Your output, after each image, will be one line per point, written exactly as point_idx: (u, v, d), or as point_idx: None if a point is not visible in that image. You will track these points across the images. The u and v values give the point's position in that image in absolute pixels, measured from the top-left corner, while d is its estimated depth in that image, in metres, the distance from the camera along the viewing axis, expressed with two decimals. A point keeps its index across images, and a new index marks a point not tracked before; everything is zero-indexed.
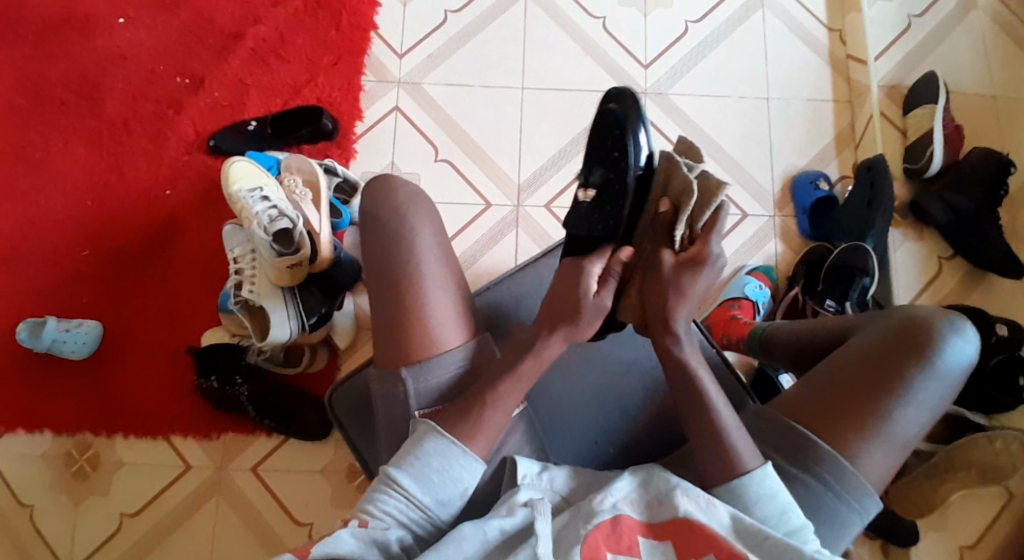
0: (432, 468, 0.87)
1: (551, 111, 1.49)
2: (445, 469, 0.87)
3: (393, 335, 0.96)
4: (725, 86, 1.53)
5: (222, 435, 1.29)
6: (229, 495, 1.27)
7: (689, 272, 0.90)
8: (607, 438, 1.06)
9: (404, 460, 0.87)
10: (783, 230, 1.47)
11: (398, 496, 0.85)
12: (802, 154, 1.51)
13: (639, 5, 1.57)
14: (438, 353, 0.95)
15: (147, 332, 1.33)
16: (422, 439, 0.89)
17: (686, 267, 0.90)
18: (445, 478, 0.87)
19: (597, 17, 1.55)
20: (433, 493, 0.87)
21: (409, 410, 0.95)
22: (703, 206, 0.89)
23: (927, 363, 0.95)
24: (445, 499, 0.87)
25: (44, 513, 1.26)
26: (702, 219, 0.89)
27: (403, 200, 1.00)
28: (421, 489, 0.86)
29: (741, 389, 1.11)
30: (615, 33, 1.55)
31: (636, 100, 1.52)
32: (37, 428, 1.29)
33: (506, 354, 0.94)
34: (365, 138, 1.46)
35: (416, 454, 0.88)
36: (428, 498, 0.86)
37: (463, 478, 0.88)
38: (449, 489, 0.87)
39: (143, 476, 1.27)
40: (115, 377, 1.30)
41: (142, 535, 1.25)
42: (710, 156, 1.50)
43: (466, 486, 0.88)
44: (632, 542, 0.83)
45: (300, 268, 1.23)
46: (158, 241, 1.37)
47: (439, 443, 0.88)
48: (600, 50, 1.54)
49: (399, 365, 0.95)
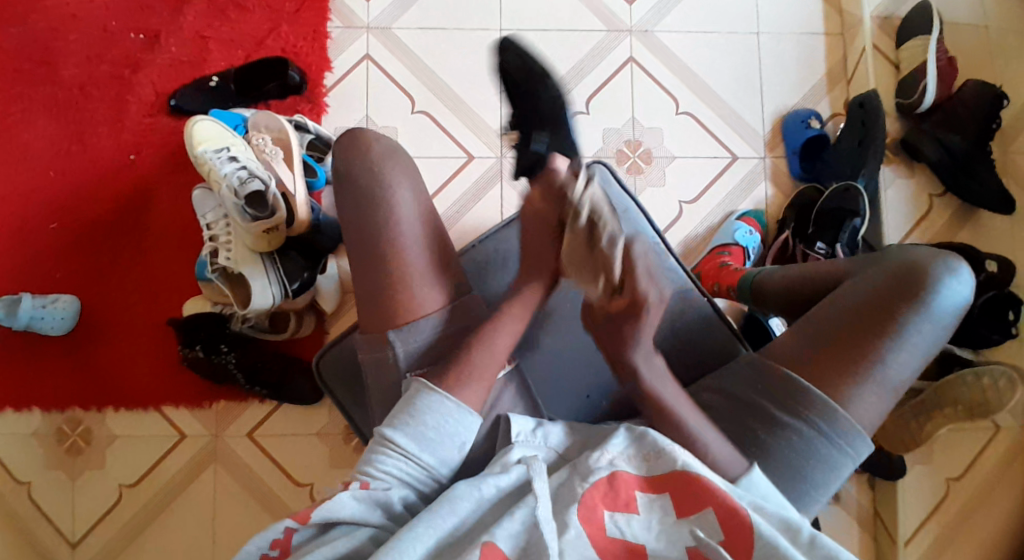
0: (427, 424, 0.86)
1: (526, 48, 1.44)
2: (437, 430, 0.86)
3: (379, 301, 0.94)
4: (709, 22, 1.48)
5: (215, 404, 1.28)
6: (225, 461, 1.27)
7: (629, 322, 0.87)
8: (596, 398, 1.06)
9: (402, 420, 0.86)
10: (774, 171, 1.44)
11: (396, 455, 0.84)
12: (793, 92, 1.47)
13: None
14: (427, 312, 0.94)
15: (129, 305, 1.30)
16: (416, 394, 0.88)
17: (627, 314, 0.87)
18: (441, 435, 0.86)
19: None
20: (429, 448, 0.86)
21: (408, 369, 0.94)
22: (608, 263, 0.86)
23: (921, 305, 0.94)
24: (443, 453, 0.86)
25: (41, 489, 1.26)
26: (614, 273, 0.86)
27: (377, 161, 0.96)
28: (419, 447, 0.85)
29: (732, 335, 1.10)
30: None
31: (621, 39, 1.46)
32: (25, 406, 1.27)
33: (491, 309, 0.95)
34: (339, 93, 1.41)
35: (409, 412, 0.87)
36: (426, 454, 0.85)
37: (458, 432, 0.87)
38: (449, 447, 0.87)
39: (137, 448, 1.27)
40: (97, 351, 1.29)
41: (140, 507, 1.26)
42: (699, 98, 1.46)
43: (463, 440, 0.87)
44: (629, 498, 0.82)
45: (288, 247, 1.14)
46: (130, 210, 1.33)
47: (431, 400, 0.87)
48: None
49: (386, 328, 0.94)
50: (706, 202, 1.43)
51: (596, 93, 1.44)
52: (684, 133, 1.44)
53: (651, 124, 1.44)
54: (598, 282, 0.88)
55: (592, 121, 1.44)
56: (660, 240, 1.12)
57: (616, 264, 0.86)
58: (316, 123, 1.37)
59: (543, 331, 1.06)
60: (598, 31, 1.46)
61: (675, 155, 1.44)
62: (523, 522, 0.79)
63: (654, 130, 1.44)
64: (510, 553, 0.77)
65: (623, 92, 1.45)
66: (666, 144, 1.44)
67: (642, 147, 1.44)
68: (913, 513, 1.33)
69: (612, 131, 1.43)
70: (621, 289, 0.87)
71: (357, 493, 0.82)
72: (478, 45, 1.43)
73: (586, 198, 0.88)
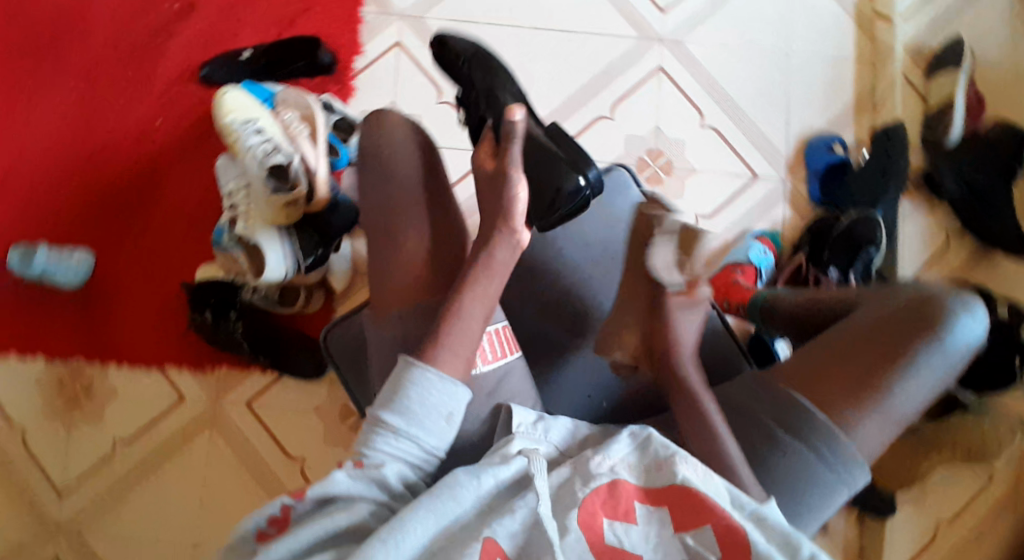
0: (411, 399, 0.85)
1: (553, 49, 1.45)
2: (425, 407, 0.85)
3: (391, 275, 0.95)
4: (742, 38, 1.48)
5: (217, 370, 1.29)
6: (222, 427, 1.27)
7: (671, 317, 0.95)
8: (599, 395, 1.03)
9: (390, 401, 0.85)
10: (793, 194, 1.45)
11: (385, 434, 0.84)
12: (821, 114, 1.47)
13: None
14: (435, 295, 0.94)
15: (143, 264, 1.31)
16: (403, 371, 0.86)
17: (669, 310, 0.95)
18: (427, 409, 0.85)
19: None
20: (417, 423, 0.84)
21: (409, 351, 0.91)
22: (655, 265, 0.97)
23: (933, 339, 0.94)
24: (432, 427, 0.85)
25: (38, 437, 1.27)
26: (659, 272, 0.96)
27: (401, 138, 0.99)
28: (406, 423, 0.84)
29: (737, 351, 1.10)
30: None
31: (652, 48, 1.46)
32: (30, 353, 1.28)
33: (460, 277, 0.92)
34: (366, 77, 1.41)
35: (394, 390, 0.86)
36: (415, 430, 0.84)
37: (445, 403, 0.86)
38: (437, 419, 0.85)
39: (137, 405, 1.28)
40: (107, 307, 1.30)
41: (134, 463, 1.26)
42: (725, 113, 1.46)
43: (452, 410, 0.86)
44: (628, 508, 0.81)
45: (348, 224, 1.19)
46: (153, 172, 1.35)
47: (414, 375, 0.86)
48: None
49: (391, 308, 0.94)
50: (722, 218, 1.43)
51: (623, 98, 1.45)
52: (707, 147, 1.45)
53: (674, 135, 1.45)
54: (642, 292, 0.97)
55: (616, 126, 1.44)
56: None
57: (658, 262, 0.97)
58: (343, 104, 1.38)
59: (548, 332, 1.04)
60: (628, 38, 1.46)
61: (696, 167, 1.44)
62: (523, 521, 0.79)
63: (676, 141, 1.44)
64: (508, 550, 0.77)
65: (649, 101, 1.45)
66: (688, 156, 1.44)
67: (663, 158, 1.44)
68: (899, 551, 1.33)
69: (635, 138, 1.44)
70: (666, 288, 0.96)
71: (351, 472, 0.81)
72: (509, 42, 1.44)
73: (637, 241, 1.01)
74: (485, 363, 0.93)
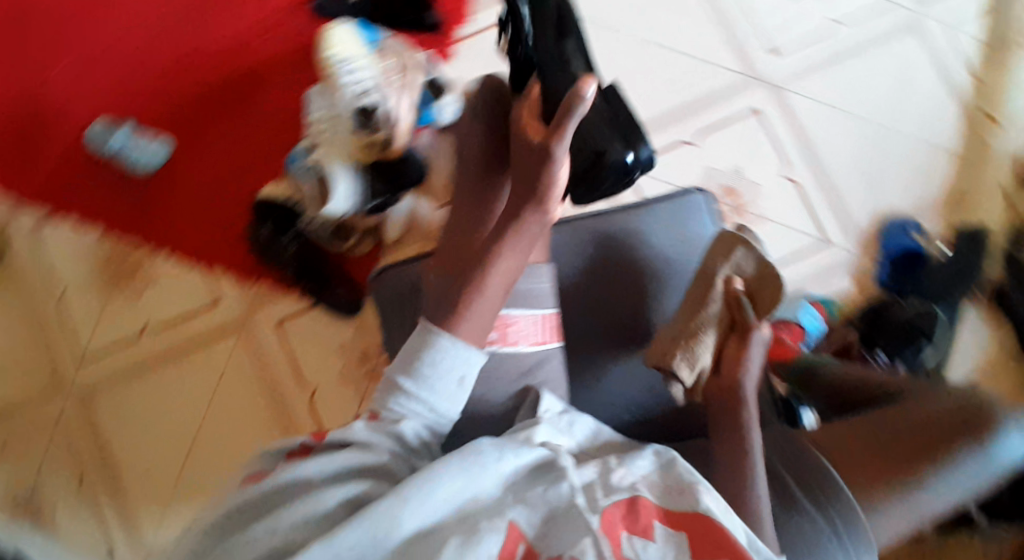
0: (423, 362, 0.79)
1: (659, 66, 1.45)
2: (435, 377, 0.79)
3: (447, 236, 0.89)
4: (849, 101, 1.46)
5: (255, 285, 1.27)
6: (248, 339, 1.26)
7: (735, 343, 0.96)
8: (623, 407, 1.00)
9: (402, 369, 0.80)
10: (858, 269, 1.41)
11: (397, 395, 0.79)
12: (906, 196, 1.43)
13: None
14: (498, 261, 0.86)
15: (213, 165, 1.31)
16: (418, 338, 0.81)
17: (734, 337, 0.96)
18: (439, 374, 0.79)
19: None
20: (428, 386, 0.79)
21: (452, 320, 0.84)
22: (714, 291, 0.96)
23: (979, 445, 0.91)
24: (444, 391, 0.79)
25: (73, 303, 1.27)
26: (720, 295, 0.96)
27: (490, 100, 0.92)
28: (416, 386, 0.79)
29: (773, 403, 1.06)
30: (750, 20, 1.47)
31: (754, 88, 1.45)
32: (88, 223, 1.28)
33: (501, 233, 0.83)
34: (472, 45, 1.42)
35: (410, 352, 0.80)
36: (425, 393, 0.79)
37: (458, 368, 0.80)
38: (449, 383, 0.80)
39: (173, 298, 1.27)
40: (170, 198, 1.29)
41: (155, 352, 1.25)
42: (811, 170, 1.43)
43: (463, 376, 0.80)
44: (648, 525, 0.71)
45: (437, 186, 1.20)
46: (247, 83, 1.35)
47: (428, 338, 0.80)
48: (726, 30, 1.47)
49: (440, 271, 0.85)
50: (781, 272, 1.40)
51: (713, 131, 1.42)
52: (784, 199, 1.42)
53: (753, 179, 1.42)
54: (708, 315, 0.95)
55: (698, 155, 1.42)
56: None
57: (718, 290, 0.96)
58: (439, 63, 1.39)
59: (590, 333, 0.99)
60: (732, 73, 1.45)
61: (768, 217, 1.41)
62: (545, 513, 0.71)
63: (753, 185, 1.42)
64: (528, 534, 0.70)
65: (739, 139, 1.43)
66: (761, 205, 1.41)
67: (737, 198, 1.41)
68: None
69: (714, 172, 1.41)
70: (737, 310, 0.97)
71: (362, 431, 0.78)
72: (616, 47, 1.45)
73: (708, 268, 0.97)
74: (527, 344, 0.87)
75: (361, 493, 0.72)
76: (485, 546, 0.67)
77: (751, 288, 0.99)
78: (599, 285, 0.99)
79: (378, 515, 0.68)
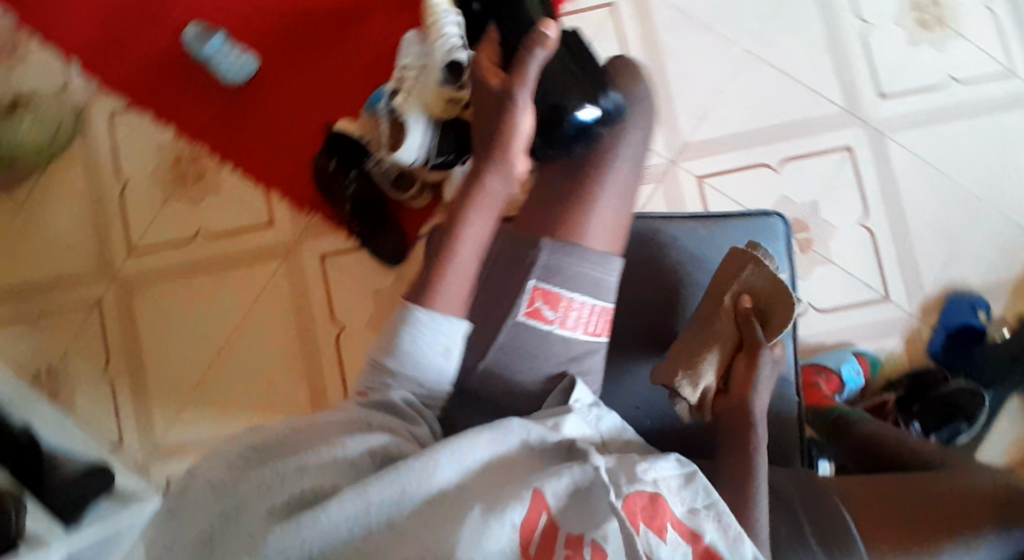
0: (405, 337, 0.77)
1: (755, 80, 1.27)
2: (412, 356, 0.77)
3: (535, 210, 0.83)
4: (948, 163, 1.28)
5: (310, 215, 1.27)
6: (293, 264, 1.26)
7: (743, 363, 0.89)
8: (646, 411, 0.93)
9: (381, 348, 0.78)
10: (912, 335, 1.28)
11: (382, 369, 0.78)
12: (981, 274, 1.28)
13: (908, 30, 1.30)
14: (582, 244, 0.81)
15: (293, 90, 1.29)
16: (394, 315, 0.79)
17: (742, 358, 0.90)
18: (422, 347, 0.77)
19: (863, 21, 1.29)
20: (413, 360, 0.77)
21: (513, 297, 0.81)
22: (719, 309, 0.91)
23: (1009, 529, 0.86)
24: (431, 363, 0.78)
25: (136, 194, 1.28)
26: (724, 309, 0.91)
27: (625, 94, 0.84)
28: (399, 362, 0.77)
29: (799, 448, 0.97)
30: (870, 49, 1.29)
31: (852, 124, 1.27)
32: (165, 121, 1.29)
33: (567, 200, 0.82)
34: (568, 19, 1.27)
35: (394, 328, 0.78)
36: (407, 367, 0.77)
37: (441, 338, 0.78)
38: (434, 355, 0.78)
39: (232, 209, 1.27)
40: (247, 114, 1.29)
41: (203, 257, 1.26)
42: (891, 223, 1.28)
43: (449, 344, 0.78)
44: (663, 525, 0.71)
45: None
46: (342, 15, 1.31)
47: (408, 315, 0.78)
48: (844, 51, 1.29)
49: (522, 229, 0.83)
50: (834, 319, 1.29)
51: (799, 158, 1.27)
52: (856, 248, 1.28)
53: (829, 220, 1.28)
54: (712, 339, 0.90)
55: (776, 181, 1.27)
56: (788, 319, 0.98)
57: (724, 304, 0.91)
58: None
59: (631, 335, 0.93)
60: (833, 105, 1.28)
61: (832, 260, 1.28)
62: (569, 483, 0.71)
63: (828, 226, 1.28)
64: (552, 507, 0.69)
65: (825, 173, 1.27)
66: (831, 248, 1.28)
67: (806, 234, 1.28)
68: None
69: (788, 202, 1.27)
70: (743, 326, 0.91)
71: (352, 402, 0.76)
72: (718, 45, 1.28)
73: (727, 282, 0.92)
74: (582, 331, 0.81)
75: (383, 445, 0.71)
76: (509, 513, 0.67)
77: (763, 304, 0.92)
78: (652, 285, 0.94)
79: (410, 473, 0.67)
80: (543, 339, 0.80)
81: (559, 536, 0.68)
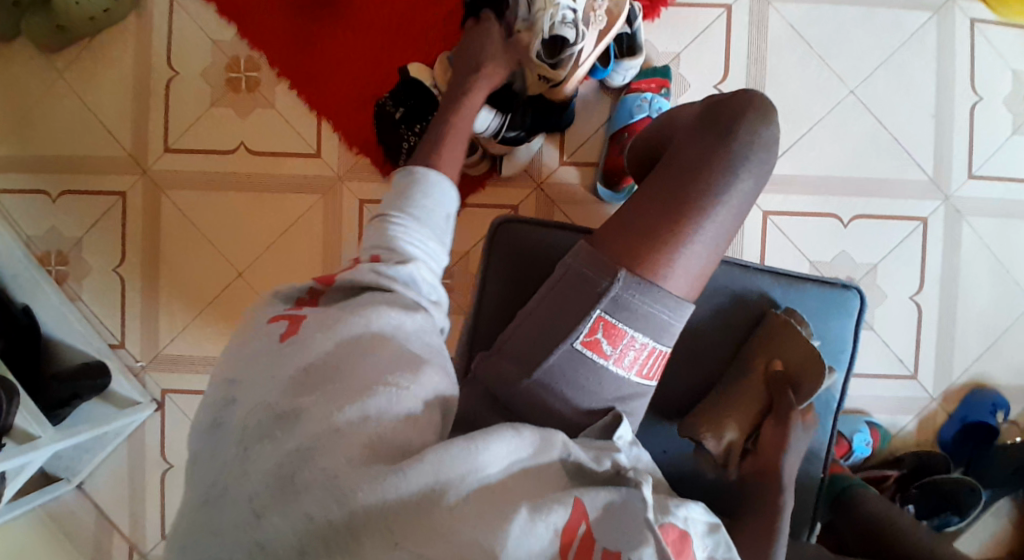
0: (419, 200, 0.79)
1: (850, 125, 1.21)
2: (425, 214, 0.79)
3: (621, 237, 0.78)
4: (1015, 261, 1.24)
5: (359, 157, 1.18)
6: (331, 204, 1.18)
7: (773, 426, 0.85)
8: (669, 448, 0.89)
9: (395, 210, 0.78)
10: (927, 418, 1.25)
11: (402, 231, 0.77)
12: (1014, 376, 1.25)
13: (1018, 115, 1.22)
14: (661, 289, 0.76)
15: (370, 17, 1.17)
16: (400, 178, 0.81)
17: (768, 421, 0.86)
18: (432, 207, 0.79)
19: (974, 94, 1.22)
20: (427, 221, 0.78)
21: (573, 321, 0.76)
22: (746, 369, 0.88)
23: None
24: (439, 228, 0.79)
25: (182, 90, 1.19)
26: (752, 367, 0.88)
27: (744, 139, 0.79)
28: (415, 222, 0.78)
29: (808, 518, 0.93)
30: (976, 124, 1.22)
31: (933, 196, 1.22)
32: (227, 19, 1.19)
33: (656, 244, 0.77)
34: (676, 16, 1.19)
35: (405, 196, 0.79)
36: (424, 226, 0.78)
37: (444, 202, 0.81)
38: (440, 220, 0.80)
39: (279, 131, 1.19)
40: (315, 31, 1.18)
41: (239, 174, 1.19)
42: (943, 304, 1.24)
43: (448, 212, 0.81)
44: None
45: (602, 211, 1.18)
46: None
47: (414, 178, 0.80)
48: (947, 122, 1.22)
49: (601, 252, 0.78)
50: (858, 385, 1.25)
51: (869, 218, 1.22)
52: (902, 322, 1.24)
53: (883, 287, 1.23)
54: (740, 404, 0.87)
55: (841, 237, 1.22)
56: (840, 398, 0.93)
57: (754, 367, 0.88)
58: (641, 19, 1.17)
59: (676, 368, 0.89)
60: (922, 174, 1.22)
61: (874, 327, 1.24)
62: (606, 500, 0.67)
63: (880, 293, 1.23)
64: (590, 516, 0.66)
65: (890, 239, 1.22)
66: (876, 314, 1.24)
67: None
68: None
69: (847, 260, 1.22)
70: (774, 387, 0.87)
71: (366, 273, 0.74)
72: (824, 81, 1.21)
73: (764, 351, 0.88)
74: (635, 373, 0.77)
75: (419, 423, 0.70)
76: (552, 516, 0.64)
77: (796, 369, 0.87)
78: (715, 337, 0.90)
79: (474, 455, 0.65)
80: (595, 372, 0.76)
81: (594, 549, 0.64)
